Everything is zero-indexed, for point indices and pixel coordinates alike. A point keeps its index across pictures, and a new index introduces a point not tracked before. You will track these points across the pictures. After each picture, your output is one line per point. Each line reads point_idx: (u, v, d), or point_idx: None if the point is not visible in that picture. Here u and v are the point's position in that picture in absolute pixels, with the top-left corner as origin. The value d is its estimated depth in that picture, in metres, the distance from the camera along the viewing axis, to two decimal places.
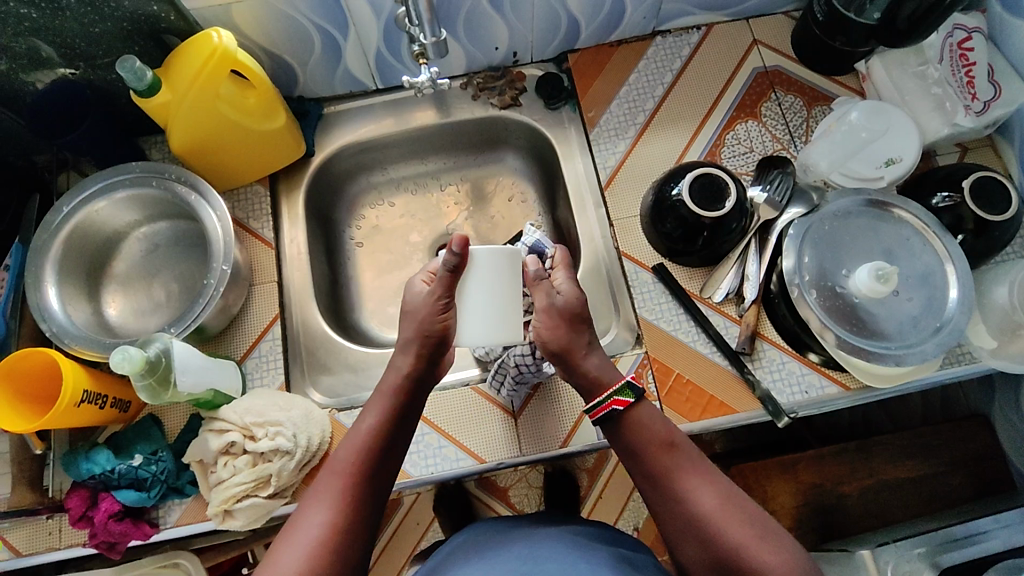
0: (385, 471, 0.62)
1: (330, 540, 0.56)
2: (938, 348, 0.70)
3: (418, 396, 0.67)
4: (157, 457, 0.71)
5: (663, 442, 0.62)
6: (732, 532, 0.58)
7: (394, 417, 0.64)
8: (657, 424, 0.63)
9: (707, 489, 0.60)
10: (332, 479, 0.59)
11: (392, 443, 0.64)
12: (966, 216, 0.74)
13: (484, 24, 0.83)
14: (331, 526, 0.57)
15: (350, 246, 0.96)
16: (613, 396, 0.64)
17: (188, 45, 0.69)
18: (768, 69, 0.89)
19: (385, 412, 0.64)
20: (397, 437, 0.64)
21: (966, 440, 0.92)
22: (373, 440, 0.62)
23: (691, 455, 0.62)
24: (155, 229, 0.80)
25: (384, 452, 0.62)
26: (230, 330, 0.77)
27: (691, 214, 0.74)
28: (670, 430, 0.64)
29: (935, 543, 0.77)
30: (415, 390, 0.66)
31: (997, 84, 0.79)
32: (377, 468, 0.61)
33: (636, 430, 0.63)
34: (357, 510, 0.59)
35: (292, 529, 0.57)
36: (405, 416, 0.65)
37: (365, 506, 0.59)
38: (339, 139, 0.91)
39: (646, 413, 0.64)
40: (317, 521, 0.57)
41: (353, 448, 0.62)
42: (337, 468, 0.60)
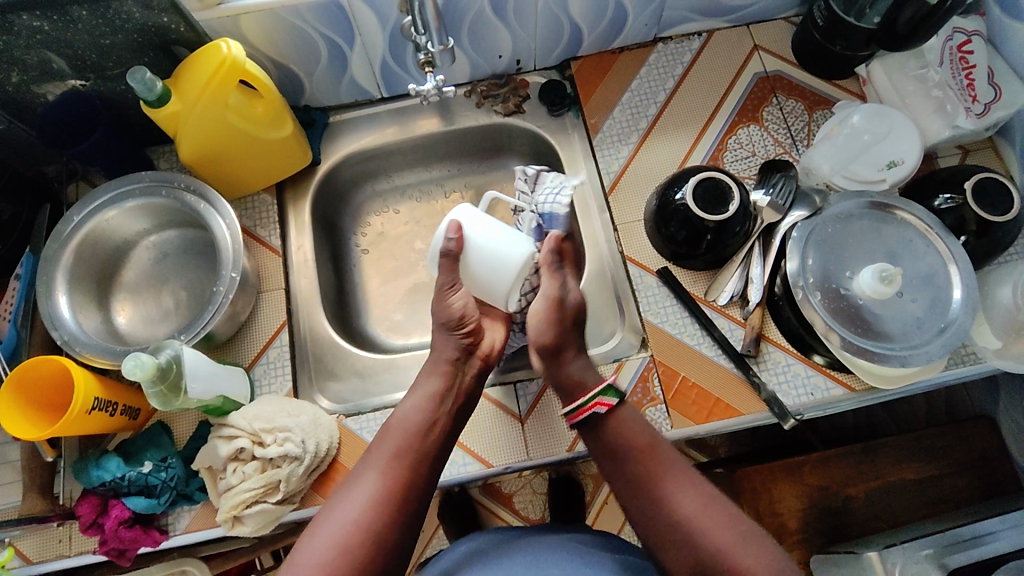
0: (433, 446, 0.65)
1: (375, 507, 0.59)
2: (943, 348, 0.70)
3: (466, 374, 0.69)
4: (167, 463, 0.71)
5: (644, 448, 0.65)
6: (717, 534, 0.59)
7: (441, 393, 0.67)
8: (637, 431, 0.66)
9: (689, 493, 0.62)
10: (380, 451, 0.63)
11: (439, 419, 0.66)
12: (969, 217, 0.75)
13: (488, 32, 0.84)
14: (375, 495, 0.60)
15: (355, 253, 0.97)
16: (597, 397, 0.65)
17: (197, 56, 0.70)
18: (769, 74, 0.89)
19: (433, 389, 0.67)
20: (442, 413, 0.66)
21: (973, 441, 0.92)
22: (420, 415, 0.65)
23: (676, 461, 0.64)
24: (164, 238, 0.80)
25: (430, 427, 0.65)
26: (238, 338, 0.78)
27: (694, 217, 0.74)
28: (653, 434, 0.66)
29: (942, 544, 0.77)
30: (459, 367, 0.69)
31: (997, 87, 0.80)
32: (424, 442, 0.64)
33: (620, 433, 0.65)
34: (403, 481, 0.62)
35: (342, 496, 0.61)
36: (455, 392, 0.68)
37: (411, 477, 0.62)
38: (345, 148, 0.92)
39: (628, 419, 0.66)
40: (364, 489, 0.60)
41: (401, 423, 0.65)
42: (385, 440, 0.64)
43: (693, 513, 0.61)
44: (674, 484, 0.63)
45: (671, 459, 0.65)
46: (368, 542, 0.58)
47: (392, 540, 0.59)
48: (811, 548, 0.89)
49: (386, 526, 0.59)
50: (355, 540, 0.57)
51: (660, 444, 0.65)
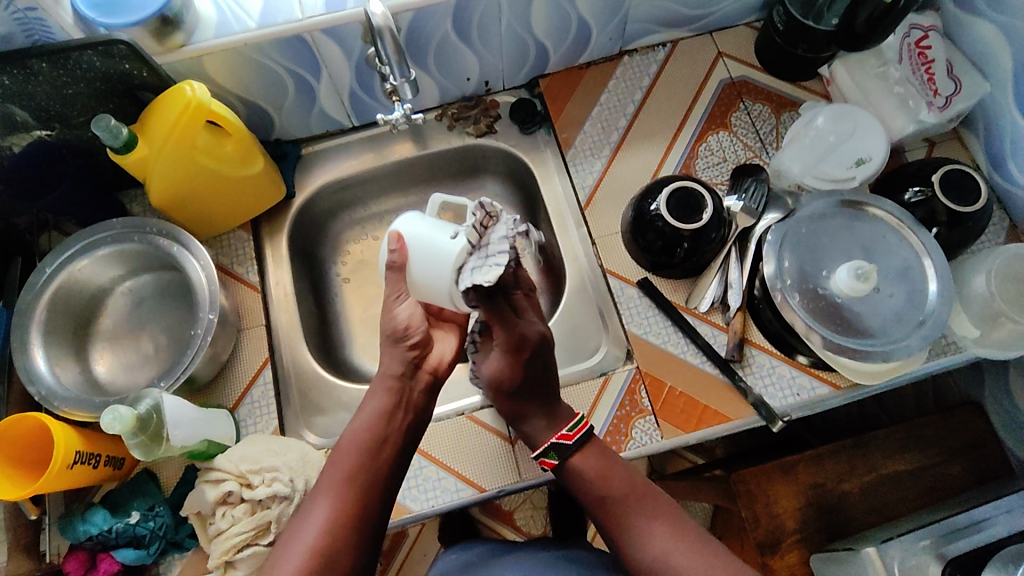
0: (382, 467, 0.62)
1: (328, 541, 0.57)
2: (922, 341, 0.71)
3: (414, 386, 0.66)
4: (154, 512, 0.70)
5: (600, 498, 0.64)
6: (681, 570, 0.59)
7: (389, 411, 0.64)
8: (594, 477, 0.64)
9: (653, 531, 0.62)
10: (329, 477, 0.60)
11: (388, 437, 0.63)
12: (938, 209, 0.76)
13: (454, 56, 0.84)
14: (328, 528, 0.57)
15: (336, 283, 0.96)
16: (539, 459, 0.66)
17: (162, 99, 0.70)
18: (734, 80, 0.90)
19: (380, 407, 0.64)
20: (390, 430, 0.63)
21: (962, 428, 0.93)
22: (367, 437, 0.62)
23: (636, 498, 0.64)
24: (140, 282, 0.80)
25: (380, 449, 0.62)
26: (221, 378, 0.77)
27: (669, 227, 0.75)
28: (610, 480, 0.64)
29: (938, 534, 0.78)
30: (407, 379, 0.66)
31: (957, 79, 0.81)
32: (374, 465, 0.61)
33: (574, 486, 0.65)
34: (355, 508, 0.59)
35: (293, 530, 0.58)
36: (403, 407, 0.65)
37: (363, 503, 0.60)
38: (319, 179, 0.91)
39: (582, 462, 0.65)
40: (315, 521, 0.58)
41: (350, 445, 0.62)
42: (334, 466, 0.61)
43: (658, 553, 0.60)
44: (636, 528, 0.62)
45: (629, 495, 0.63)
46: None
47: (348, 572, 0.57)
48: (811, 547, 0.89)
49: (339, 558, 0.57)
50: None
51: (618, 487, 0.64)
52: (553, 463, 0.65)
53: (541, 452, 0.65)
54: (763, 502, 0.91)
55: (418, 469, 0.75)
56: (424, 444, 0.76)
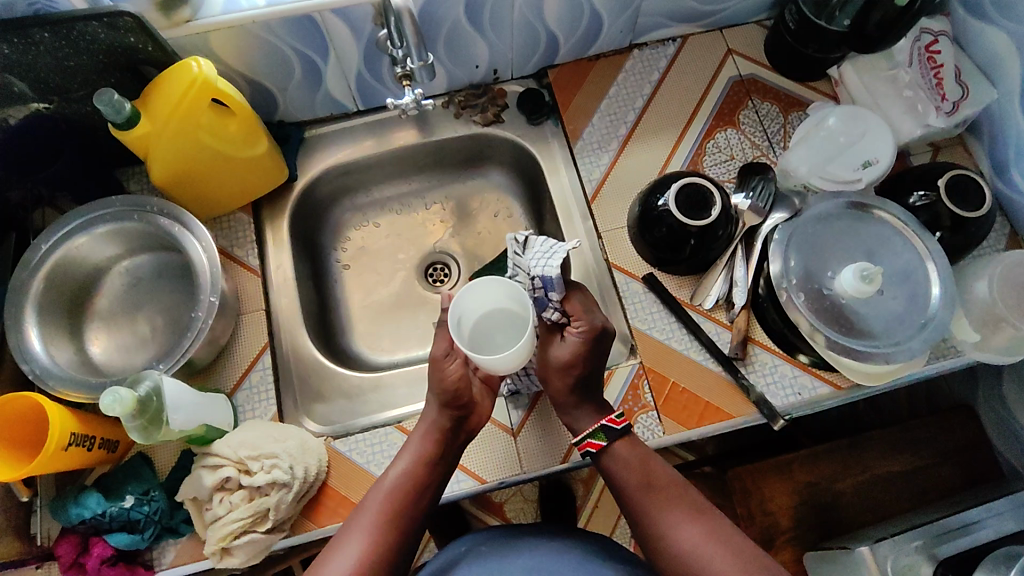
0: (417, 512, 0.66)
1: (360, 573, 0.61)
2: (923, 344, 0.72)
3: (457, 440, 0.70)
4: (150, 497, 0.69)
5: (643, 483, 0.68)
6: (714, 560, 0.63)
7: (429, 462, 0.67)
8: (632, 468, 0.68)
9: (688, 521, 0.66)
10: (368, 512, 0.65)
11: (426, 486, 0.67)
12: (942, 213, 0.76)
13: (465, 42, 0.83)
14: (364, 562, 0.62)
15: (336, 269, 0.95)
16: (586, 439, 0.69)
17: (167, 76, 0.68)
18: (743, 78, 0.90)
19: (420, 457, 0.67)
20: (429, 479, 0.67)
21: (955, 431, 0.94)
22: (405, 483, 0.66)
23: (676, 490, 0.68)
24: (137, 262, 0.78)
25: (418, 494, 0.66)
26: (219, 362, 0.76)
27: (677, 223, 0.75)
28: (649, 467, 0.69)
29: (931, 534, 0.79)
30: (451, 435, 0.69)
31: (964, 85, 0.81)
32: (410, 509, 0.65)
33: (616, 473, 0.69)
34: (387, 546, 0.63)
35: (327, 558, 0.63)
36: (445, 458, 0.69)
37: (395, 543, 0.64)
38: (322, 163, 0.90)
39: (618, 455, 0.69)
40: (349, 552, 0.62)
41: (388, 487, 0.66)
42: (372, 503, 0.65)
43: (693, 541, 0.64)
44: (674, 514, 0.66)
45: (668, 486, 0.68)
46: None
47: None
48: (804, 545, 0.90)
49: None
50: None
51: (660, 477, 0.68)
52: (602, 443, 0.69)
53: (587, 433, 0.69)
54: (757, 499, 0.92)
55: None
56: None
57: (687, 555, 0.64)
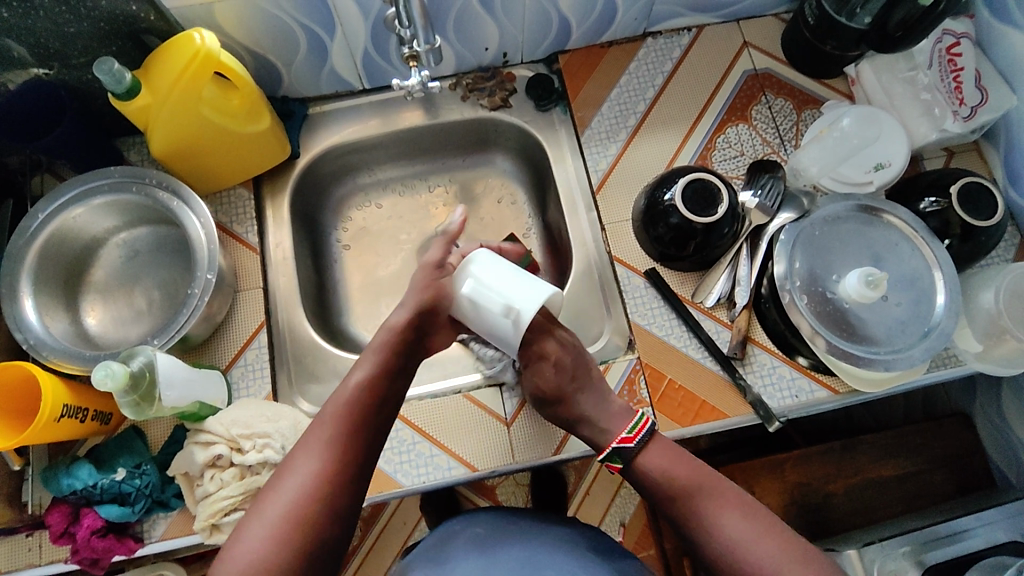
0: (374, 424, 0.64)
1: (314, 487, 0.58)
2: (925, 352, 0.71)
3: (412, 353, 0.69)
4: (141, 470, 0.69)
5: (684, 481, 0.64)
6: (758, 558, 0.59)
7: (384, 371, 0.65)
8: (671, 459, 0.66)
9: (733, 517, 0.62)
10: (318, 432, 0.61)
11: (380, 396, 0.64)
12: (953, 220, 0.75)
13: (474, 24, 0.81)
14: (319, 468, 0.59)
15: (336, 249, 0.94)
16: (618, 438, 0.67)
17: (170, 45, 0.66)
18: (758, 72, 0.88)
19: (378, 366, 0.66)
20: (385, 390, 0.65)
21: (949, 438, 0.95)
22: (360, 393, 0.63)
23: (716, 488, 0.64)
24: (135, 235, 0.77)
25: (367, 407, 0.63)
26: (215, 339, 0.75)
27: (683, 220, 0.74)
28: (688, 465, 0.65)
29: (918, 542, 0.81)
30: (410, 346, 0.69)
31: (983, 91, 0.79)
32: (361, 422, 0.63)
33: (653, 474, 0.65)
34: (338, 463, 0.60)
35: (280, 481, 0.58)
36: (396, 370, 0.67)
37: (350, 460, 0.60)
38: (325, 140, 0.88)
39: (652, 456, 0.66)
40: (302, 469, 0.58)
41: (341, 398, 0.63)
42: (324, 417, 0.62)
43: (737, 540, 0.60)
44: (718, 509, 0.62)
45: (708, 485, 0.64)
46: (303, 529, 0.56)
47: (325, 521, 0.57)
48: None
49: (328, 506, 0.58)
50: (288, 528, 0.55)
51: (702, 475, 0.65)
52: (634, 437, 0.67)
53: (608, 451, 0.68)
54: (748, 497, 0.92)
55: (411, 444, 0.74)
56: (420, 421, 0.76)
57: (732, 553, 0.60)
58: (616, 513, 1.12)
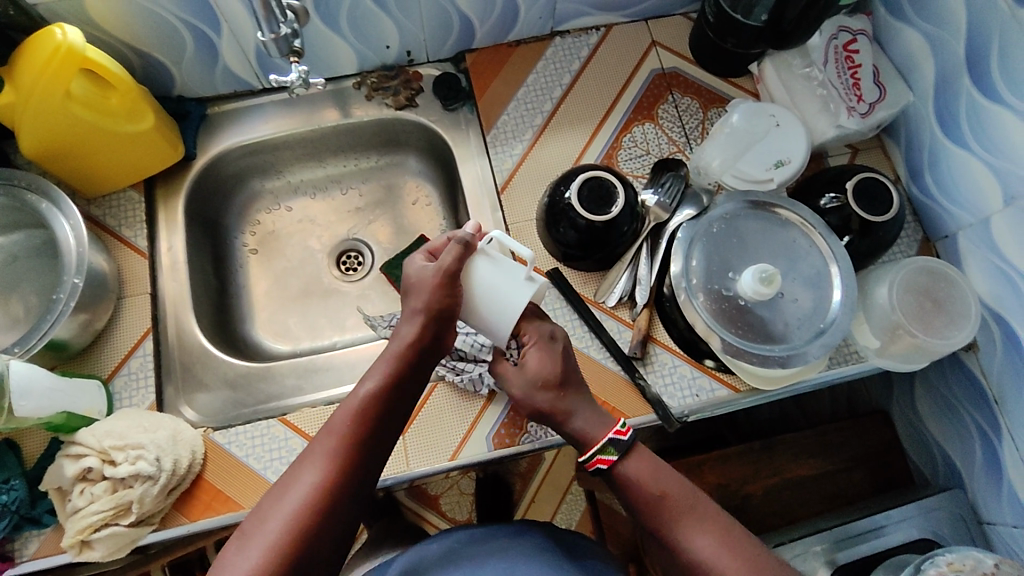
0: (382, 437, 0.60)
1: (313, 506, 0.54)
2: (821, 349, 0.71)
3: (428, 358, 0.63)
4: (9, 485, 0.66)
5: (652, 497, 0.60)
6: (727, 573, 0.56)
7: (398, 383, 0.60)
8: (647, 471, 0.61)
9: (702, 535, 0.58)
10: (325, 443, 0.57)
11: (390, 413, 0.60)
12: (851, 216, 0.75)
13: (371, 21, 0.79)
14: (320, 487, 0.55)
15: (242, 253, 0.92)
16: (596, 455, 0.62)
17: (31, 39, 0.64)
18: (665, 71, 0.88)
19: (387, 377, 0.60)
20: (394, 406, 0.60)
21: (866, 436, 0.95)
22: (371, 407, 0.59)
23: (688, 502, 0.60)
24: (12, 239, 0.74)
25: (380, 424, 0.59)
26: (96, 348, 0.73)
27: (581, 218, 0.73)
28: (662, 480, 0.61)
29: (831, 541, 0.82)
30: (423, 352, 0.62)
31: (882, 87, 0.80)
32: (369, 442, 0.58)
33: (627, 488, 0.61)
34: (341, 488, 0.56)
35: (277, 497, 0.55)
36: (407, 377, 0.61)
37: (356, 473, 0.57)
38: (224, 142, 0.86)
39: (632, 470, 0.61)
40: (302, 486, 0.55)
41: (353, 409, 0.59)
42: (329, 433, 0.57)
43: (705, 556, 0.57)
44: (687, 529, 0.59)
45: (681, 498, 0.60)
46: (302, 546, 0.53)
47: (320, 549, 0.54)
48: None
49: (319, 535, 0.54)
50: (283, 551, 0.52)
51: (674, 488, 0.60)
52: (613, 458, 0.62)
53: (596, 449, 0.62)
54: None
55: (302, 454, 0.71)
56: (312, 431, 0.71)
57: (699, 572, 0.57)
58: (563, 519, 1.12)
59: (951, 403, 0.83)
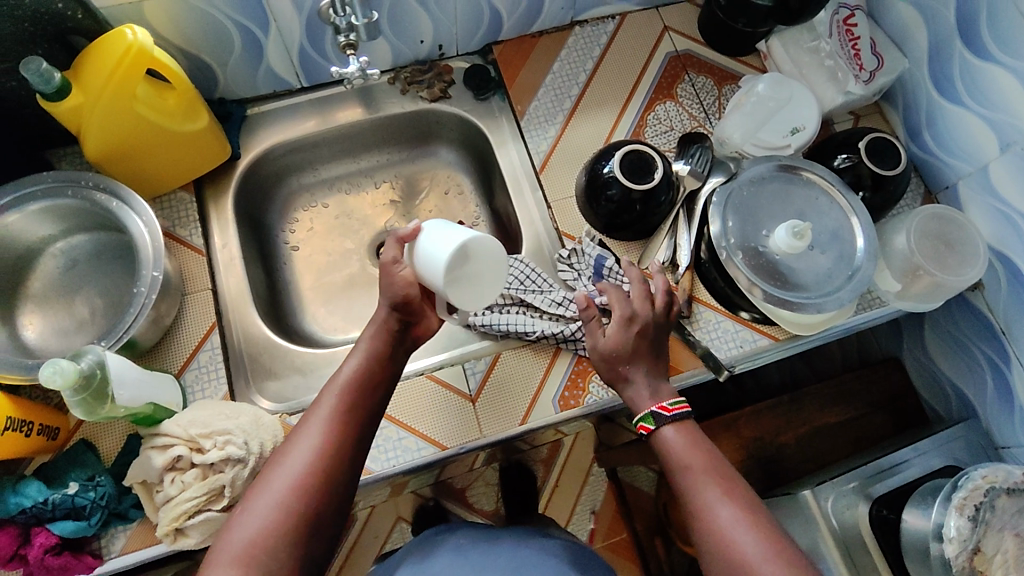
0: (370, 407, 0.64)
1: (316, 466, 0.58)
2: (852, 294, 0.77)
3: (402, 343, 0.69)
4: (95, 482, 0.66)
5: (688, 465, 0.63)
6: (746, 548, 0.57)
7: (381, 358, 0.66)
8: (688, 444, 0.65)
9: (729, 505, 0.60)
10: (321, 410, 0.61)
11: (376, 386, 0.65)
12: (864, 174, 0.82)
13: (408, 17, 0.83)
14: (320, 449, 0.59)
15: (285, 251, 0.94)
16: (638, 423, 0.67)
17: (99, 44, 0.66)
18: (679, 53, 0.94)
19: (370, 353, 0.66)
20: (379, 377, 0.65)
21: (883, 381, 1.03)
22: (359, 380, 0.64)
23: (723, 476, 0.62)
24: (74, 243, 0.75)
25: (369, 394, 0.64)
26: (166, 342, 0.74)
27: (623, 188, 0.78)
28: (703, 452, 0.64)
29: (865, 476, 0.86)
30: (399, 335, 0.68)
31: (880, 56, 0.88)
32: (361, 410, 0.63)
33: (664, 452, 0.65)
34: (339, 454, 0.60)
35: (282, 457, 0.59)
36: (389, 357, 0.67)
37: (351, 439, 0.61)
38: (266, 140, 0.88)
39: (673, 439, 0.65)
40: (304, 449, 0.59)
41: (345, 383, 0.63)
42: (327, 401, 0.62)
43: (727, 524, 0.58)
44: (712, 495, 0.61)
45: (713, 470, 0.62)
46: (309, 500, 0.57)
47: (325, 507, 0.58)
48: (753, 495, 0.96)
49: (322, 493, 0.58)
50: (291, 505, 0.56)
51: (711, 459, 0.63)
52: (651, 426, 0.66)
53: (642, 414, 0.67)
54: None
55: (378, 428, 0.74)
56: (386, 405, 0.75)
57: (718, 537, 0.58)
58: (585, 503, 1.18)
59: (960, 341, 0.91)
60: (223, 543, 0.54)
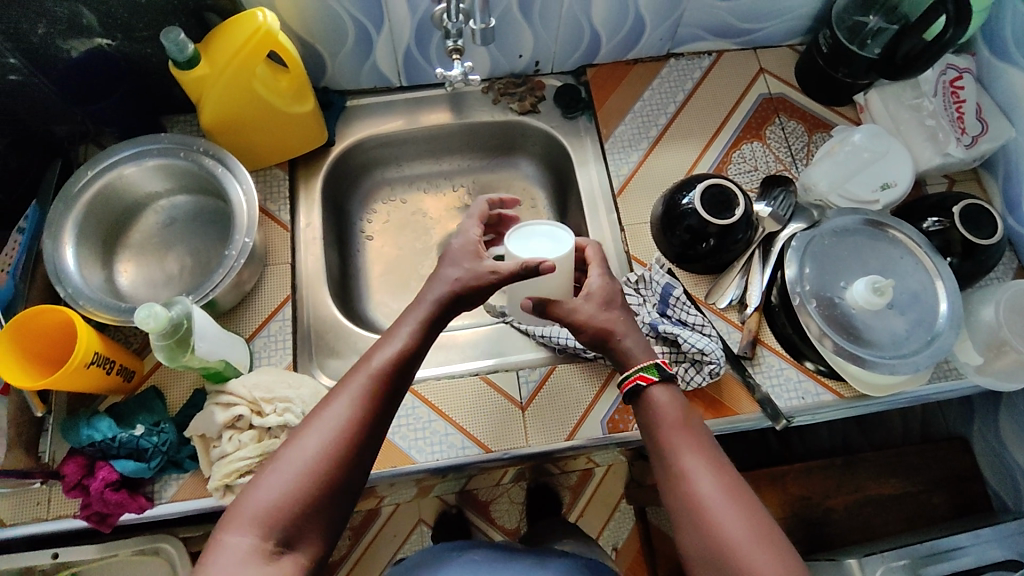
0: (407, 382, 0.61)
1: (348, 435, 0.55)
2: (929, 360, 0.74)
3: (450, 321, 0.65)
4: (159, 428, 0.70)
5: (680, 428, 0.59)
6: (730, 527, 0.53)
7: (426, 333, 0.62)
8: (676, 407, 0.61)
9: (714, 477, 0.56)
10: (357, 379, 0.58)
11: (418, 361, 0.62)
12: (955, 239, 0.79)
13: (512, 30, 0.87)
14: (353, 419, 0.56)
15: (360, 239, 0.97)
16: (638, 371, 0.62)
17: (232, 23, 0.71)
18: (773, 96, 0.94)
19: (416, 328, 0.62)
20: (421, 352, 0.62)
21: (947, 460, 0.97)
22: (401, 354, 0.60)
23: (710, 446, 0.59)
24: (175, 203, 0.80)
25: (409, 368, 0.60)
26: (243, 306, 0.78)
27: (701, 220, 0.77)
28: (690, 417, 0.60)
29: (917, 555, 0.81)
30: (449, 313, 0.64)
31: (985, 122, 0.85)
32: (398, 385, 0.59)
33: (652, 409, 0.61)
34: (371, 427, 0.57)
35: (312, 420, 0.56)
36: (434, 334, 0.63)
37: (384, 412, 0.58)
38: (360, 131, 0.92)
39: (663, 398, 0.61)
40: (337, 415, 0.55)
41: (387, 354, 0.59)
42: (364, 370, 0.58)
43: (708, 496, 0.55)
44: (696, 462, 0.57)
45: (698, 440, 0.59)
46: (337, 470, 0.54)
47: (351, 478, 0.55)
48: None
49: (350, 463, 0.55)
50: (319, 471, 0.53)
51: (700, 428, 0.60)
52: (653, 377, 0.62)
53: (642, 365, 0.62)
54: None
55: (428, 422, 0.75)
56: (438, 400, 0.76)
57: (699, 508, 0.54)
58: (609, 538, 1.15)
59: None
60: (245, 501, 0.52)
